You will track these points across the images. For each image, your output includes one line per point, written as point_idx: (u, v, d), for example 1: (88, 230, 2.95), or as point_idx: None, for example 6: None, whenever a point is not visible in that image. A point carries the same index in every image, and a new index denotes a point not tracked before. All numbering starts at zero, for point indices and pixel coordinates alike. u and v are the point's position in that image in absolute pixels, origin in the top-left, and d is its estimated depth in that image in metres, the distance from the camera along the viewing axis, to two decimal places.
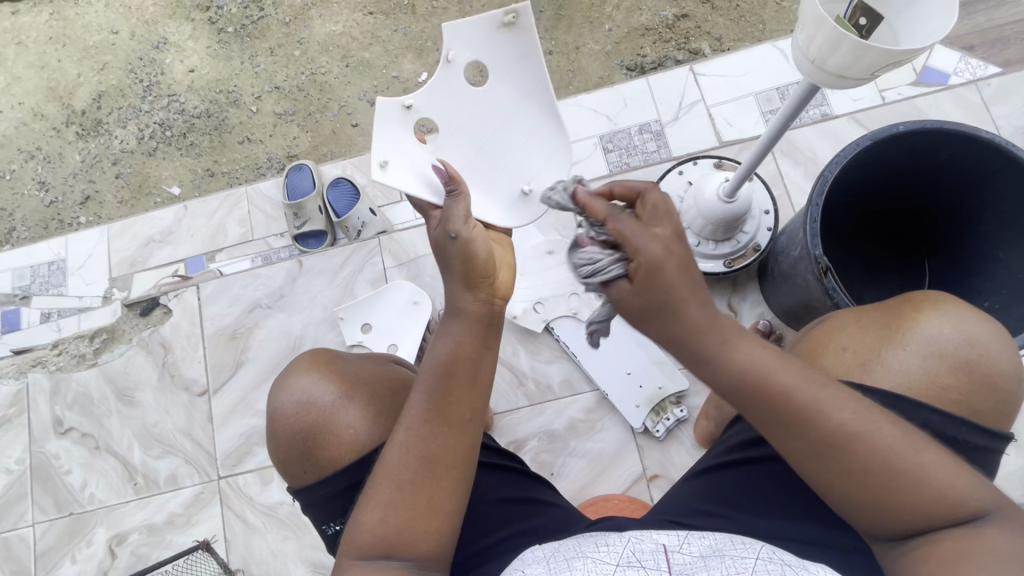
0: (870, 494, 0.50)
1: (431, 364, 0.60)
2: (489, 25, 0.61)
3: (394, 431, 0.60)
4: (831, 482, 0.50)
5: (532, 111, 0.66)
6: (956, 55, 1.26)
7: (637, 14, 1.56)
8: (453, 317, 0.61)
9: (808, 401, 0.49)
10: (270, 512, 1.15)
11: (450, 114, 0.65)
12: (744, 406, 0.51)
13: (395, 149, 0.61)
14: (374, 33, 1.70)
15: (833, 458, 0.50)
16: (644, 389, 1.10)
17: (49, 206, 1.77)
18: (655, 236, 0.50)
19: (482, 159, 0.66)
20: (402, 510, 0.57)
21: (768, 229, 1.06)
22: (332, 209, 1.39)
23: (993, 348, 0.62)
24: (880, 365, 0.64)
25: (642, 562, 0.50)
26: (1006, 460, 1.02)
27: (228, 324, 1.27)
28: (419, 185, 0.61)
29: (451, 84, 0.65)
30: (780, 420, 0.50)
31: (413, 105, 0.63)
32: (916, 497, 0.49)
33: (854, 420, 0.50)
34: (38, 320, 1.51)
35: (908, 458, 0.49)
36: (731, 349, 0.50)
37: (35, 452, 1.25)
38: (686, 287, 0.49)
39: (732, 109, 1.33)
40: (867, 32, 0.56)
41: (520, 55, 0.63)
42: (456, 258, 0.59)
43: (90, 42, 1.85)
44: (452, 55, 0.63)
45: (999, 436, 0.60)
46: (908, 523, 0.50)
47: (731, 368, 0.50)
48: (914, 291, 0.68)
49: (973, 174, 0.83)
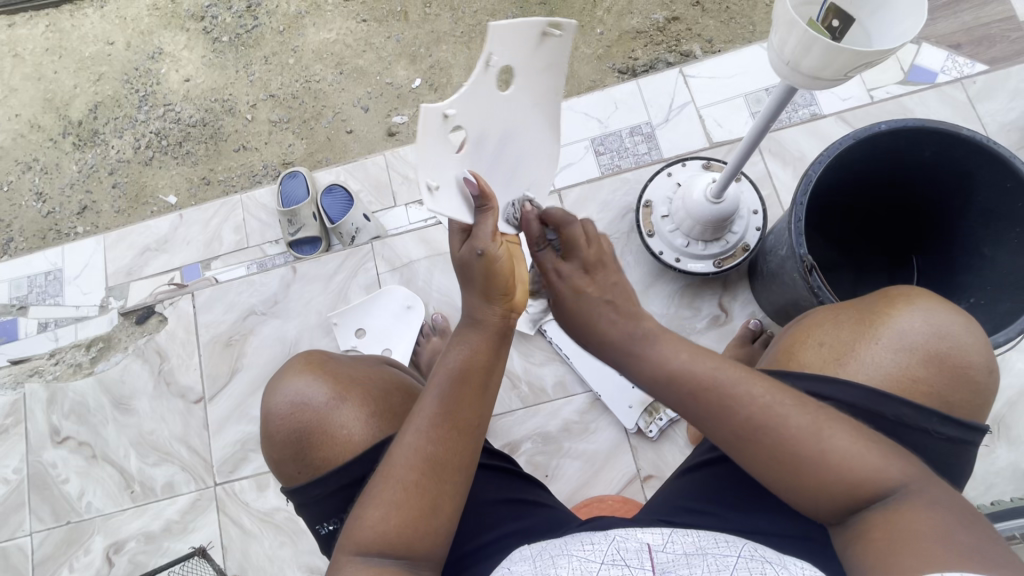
0: (789, 480, 0.52)
1: (446, 368, 0.61)
2: (536, 30, 0.56)
3: (405, 430, 0.61)
4: (753, 470, 0.54)
5: (541, 121, 0.66)
6: (943, 54, 1.27)
7: (627, 18, 1.57)
8: (470, 324, 0.62)
9: (723, 392, 0.55)
10: (266, 517, 1.15)
11: (482, 121, 0.57)
12: (666, 397, 0.58)
13: (435, 169, 0.52)
14: (367, 40, 1.71)
15: (751, 440, 0.53)
16: (636, 390, 1.11)
17: (46, 217, 1.78)
18: (563, 270, 0.62)
19: (501, 168, 0.62)
20: (405, 509, 0.58)
21: (756, 229, 1.07)
22: (326, 215, 1.39)
23: (962, 340, 0.63)
24: (853, 359, 0.65)
25: (627, 560, 0.51)
26: (996, 455, 1.03)
27: (223, 331, 1.28)
28: (456, 206, 0.55)
29: (485, 85, 0.56)
30: (697, 412, 0.56)
31: (452, 114, 0.53)
32: (832, 480, 0.51)
33: (764, 410, 0.53)
34: (36, 330, 1.52)
35: (821, 440, 0.52)
36: (644, 349, 0.59)
37: (32, 461, 1.26)
38: (598, 300, 0.61)
39: (722, 110, 1.34)
40: (840, 34, 0.56)
41: (548, 66, 0.61)
42: (478, 272, 0.58)
43: (86, 53, 1.86)
44: (495, 58, 0.55)
45: (975, 428, 0.61)
46: (833, 506, 0.52)
47: (644, 361, 0.59)
48: (889, 287, 0.69)
49: (956, 172, 0.84)
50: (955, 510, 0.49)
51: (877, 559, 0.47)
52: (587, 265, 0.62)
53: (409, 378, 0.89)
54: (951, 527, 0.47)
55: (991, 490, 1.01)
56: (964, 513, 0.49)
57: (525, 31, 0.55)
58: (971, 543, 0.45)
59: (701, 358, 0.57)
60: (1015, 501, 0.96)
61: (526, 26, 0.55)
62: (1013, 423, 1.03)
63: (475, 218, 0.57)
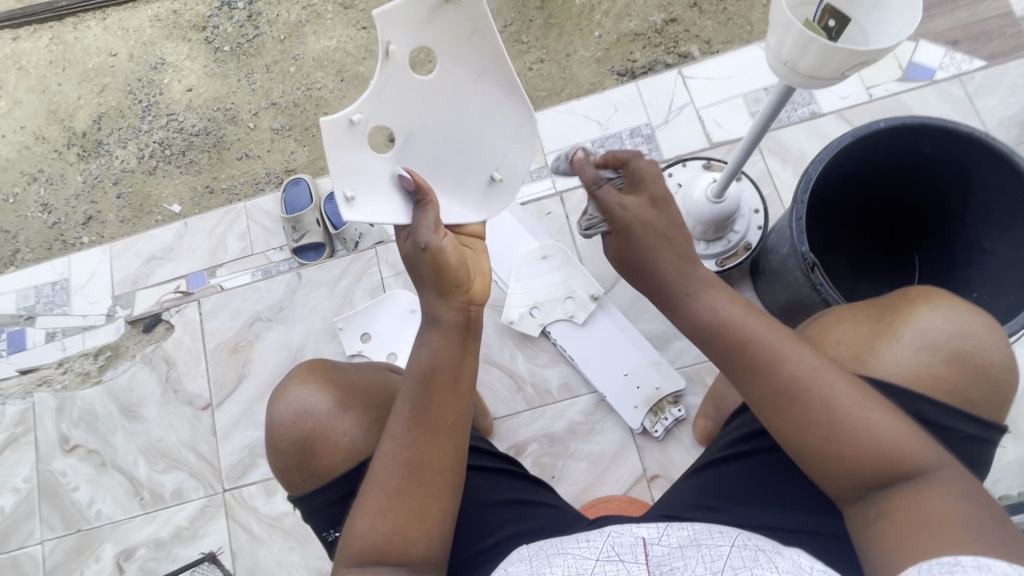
0: (818, 447, 0.53)
1: (412, 372, 0.64)
2: (427, 12, 0.61)
3: (382, 439, 0.64)
4: (782, 432, 0.55)
5: (486, 95, 0.68)
6: (940, 50, 1.27)
7: (625, 21, 1.58)
8: (430, 325, 0.64)
9: (767, 347, 0.54)
10: (275, 522, 1.16)
11: (403, 119, 0.66)
12: (711, 350, 0.57)
13: (351, 174, 0.63)
14: (367, 47, 1.73)
15: (790, 402, 0.53)
16: (641, 390, 1.11)
17: (52, 227, 1.79)
18: (625, 204, 0.58)
19: (446, 156, 0.70)
20: (391, 516, 0.60)
21: (758, 228, 1.08)
22: (329, 221, 1.41)
23: (984, 340, 0.63)
24: (874, 356, 0.65)
25: (622, 555, 0.52)
26: (1004, 450, 1.02)
27: (229, 338, 1.29)
28: (388, 196, 0.64)
29: (396, 82, 0.65)
30: (735, 365, 0.56)
31: (359, 118, 0.63)
32: (861, 456, 0.51)
33: (807, 371, 0.54)
34: (43, 339, 1.53)
35: (858, 415, 0.52)
36: (699, 302, 0.57)
37: (42, 470, 1.27)
38: (663, 242, 0.57)
39: (722, 110, 1.34)
40: (837, 34, 0.57)
41: (463, 39, 0.64)
42: (425, 268, 0.61)
43: (89, 65, 1.88)
44: (394, 49, 0.62)
45: (990, 426, 0.62)
46: (858, 483, 0.52)
47: (695, 315, 0.57)
48: (907, 287, 0.69)
49: (956, 168, 0.85)
50: (981, 498, 0.49)
51: (897, 542, 0.49)
52: (654, 201, 0.58)
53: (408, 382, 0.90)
54: (975, 514, 0.48)
55: (999, 485, 1.01)
56: (984, 499, 0.49)
57: (410, 14, 0.61)
58: (994, 531, 0.46)
59: (754, 316, 0.56)
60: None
61: (412, 14, 0.61)
62: (1020, 417, 1.03)
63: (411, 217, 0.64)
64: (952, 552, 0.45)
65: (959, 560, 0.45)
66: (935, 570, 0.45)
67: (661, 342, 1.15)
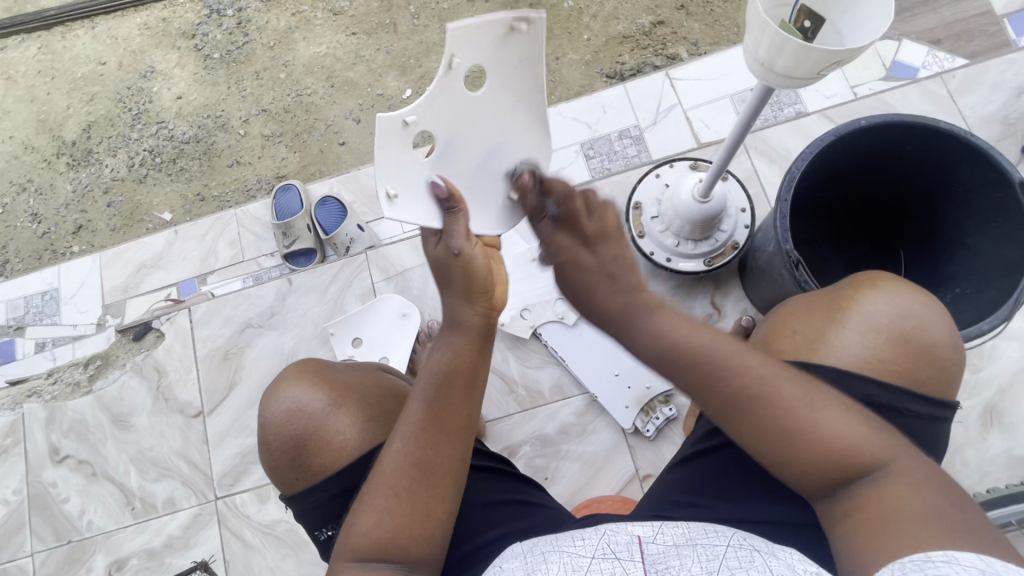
0: (777, 452, 0.52)
1: (430, 374, 0.64)
2: (499, 31, 0.60)
3: (392, 438, 0.63)
4: (742, 440, 0.54)
5: (521, 118, 0.71)
6: (923, 50, 1.29)
7: (613, 24, 1.60)
8: (452, 327, 0.64)
9: (713, 361, 0.54)
10: (267, 529, 1.15)
11: (445, 126, 0.64)
12: (664, 366, 0.56)
13: (395, 174, 0.58)
14: (357, 53, 1.73)
15: (746, 410, 0.53)
16: (632, 390, 1.12)
17: (42, 237, 1.78)
18: (561, 242, 0.63)
19: (480, 170, 0.69)
20: (398, 516, 0.60)
21: (745, 227, 1.09)
22: (321, 226, 1.39)
23: (929, 322, 0.64)
24: (824, 344, 0.66)
25: (617, 553, 0.51)
26: (991, 444, 1.03)
27: (220, 345, 1.28)
28: (427, 204, 0.61)
29: (448, 89, 0.62)
30: (685, 382, 0.55)
31: (412, 120, 0.59)
32: (820, 456, 0.51)
33: (758, 380, 0.53)
34: (33, 350, 1.52)
35: (812, 417, 0.52)
36: (646, 322, 0.57)
37: (32, 481, 1.26)
38: (599, 277, 0.60)
39: (709, 111, 1.35)
40: (812, 35, 0.58)
41: (520, 62, 0.65)
42: (456, 272, 0.61)
43: (78, 74, 1.88)
44: (458, 61, 0.60)
45: (945, 405, 0.63)
46: (819, 481, 0.52)
47: (645, 335, 0.57)
48: (855, 275, 0.71)
49: (937, 163, 0.85)
50: (943, 489, 0.49)
51: (867, 542, 0.48)
52: (589, 237, 0.62)
53: (406, 384, 0.90)
54: (940, 508, 0.47)
55: (986, 478, 1.02)
56: (950, 492, 0.49)
57: (482, 29, 0.59)
58: (959, 523, 0.46)
59: (701, 329, 0.55)
60: (1011, 488, 0.97)
61: (485, 29, 0.59)
62: (1005, 410, 1.04)
63: (445, 222, 0.61)
64: (925, 549, 0.44)
65: (931, 557, 0.44)
66: (908, 568, 0.44)
67: None
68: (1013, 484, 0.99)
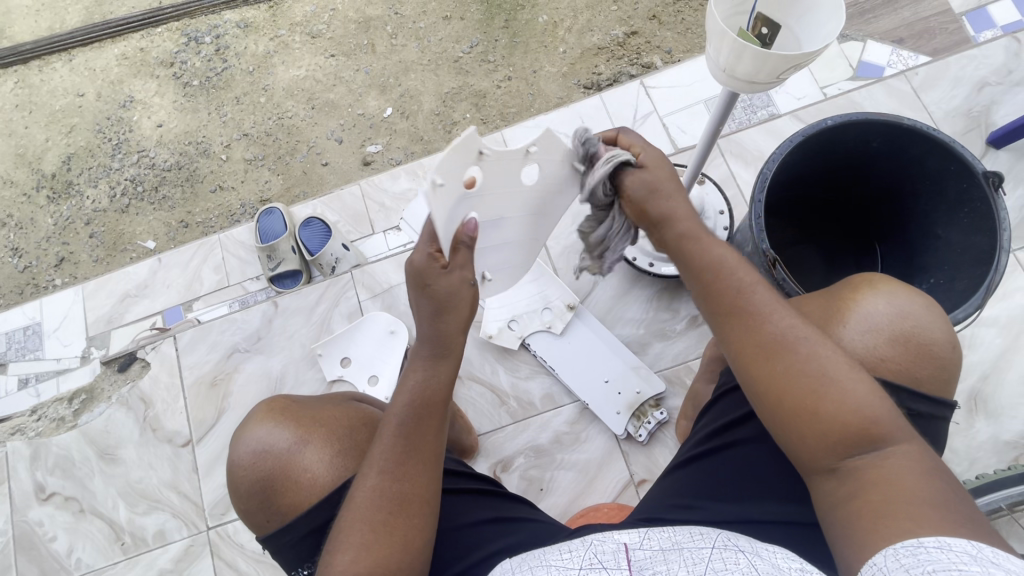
0: (794, 405, 0.54)
1: (403, 404, 0.64)
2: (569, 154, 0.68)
3: (365, 472, 0.63)
4: (758, 388, 0.57)
5: (531, 223, 0.76)
6: (887, 49, 1.35)
7: (588, 36, 1.63)
8: (437, 358, 0.65)
9: (757, 306, 0.58)
10: (262, 557, 1.13)
11: (494, 180, 0.63)
12: (703, 290, 0.60)
13: (448, 173, 0.54)
14: (337, 74, 1.75)
15: (771, 353, 0.56)
16: (622, 396, 1.12)
17: (23, 271, 1.76)
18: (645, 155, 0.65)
19: (490, 235, 0.69)
20: (376, 549, 0.60)
21: (725, 228, 1.11)
22: (305, 247, 1.40)
23: (924, 320, 0.66)
24: None
25: (604, 563, 0.53)
26: (975, 429, 1.05)
27: (207, 372, 1.27)
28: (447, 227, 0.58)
29: (514, 157, 0.62)
30: (722, 307, 0.59)
31: (487, 153, 0.58)
32: (834, 422, 0.53)
33: (788, 333, 0.56)
34: (16, 387, 1.50)
35: (834, 377, 0.54)
36: (702, 248, 0.61)
37: (18, 521, 1.23)
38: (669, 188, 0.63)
39: (684, 117, 1.38)
40: (769, 40, 0.62)
41: (560, 184, 0.72)
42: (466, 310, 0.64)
43: (57, 106, 1.88)
44: (534, 147, 0.63)
45: (940, 403, 0.64)
46: (825, 452, 0.54)
47: (701, 258, 0.61)
48: (853, 275, 0.72)
49: (904, 159, 0.88)
50: (943, 477, 0.51)
51: (867, 523, 0.49)
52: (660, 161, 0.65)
53: (371, 409, 0.89)
54: (939, 490, 0.49)
55: (974, 465, 1.03)
56: (945, 472, 0.51)
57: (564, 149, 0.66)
58: (957, 507, 0.48)
59: (746, 271, 0.59)
60: (998, 472, 0.98)
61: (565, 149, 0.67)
62: (986, 395, 1.06)
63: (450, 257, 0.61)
64: (917, 534, 0.46)
65: (923, 543, 0.45)
66: (901, 554, 0.45)
67: (639, 348, 1.16)
68: (1001, 469, 1.01)
